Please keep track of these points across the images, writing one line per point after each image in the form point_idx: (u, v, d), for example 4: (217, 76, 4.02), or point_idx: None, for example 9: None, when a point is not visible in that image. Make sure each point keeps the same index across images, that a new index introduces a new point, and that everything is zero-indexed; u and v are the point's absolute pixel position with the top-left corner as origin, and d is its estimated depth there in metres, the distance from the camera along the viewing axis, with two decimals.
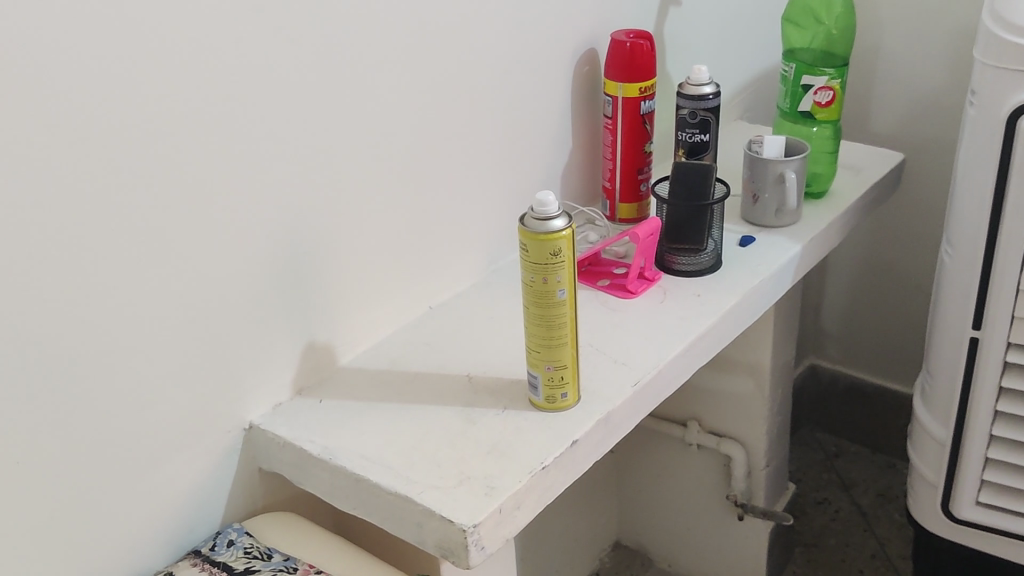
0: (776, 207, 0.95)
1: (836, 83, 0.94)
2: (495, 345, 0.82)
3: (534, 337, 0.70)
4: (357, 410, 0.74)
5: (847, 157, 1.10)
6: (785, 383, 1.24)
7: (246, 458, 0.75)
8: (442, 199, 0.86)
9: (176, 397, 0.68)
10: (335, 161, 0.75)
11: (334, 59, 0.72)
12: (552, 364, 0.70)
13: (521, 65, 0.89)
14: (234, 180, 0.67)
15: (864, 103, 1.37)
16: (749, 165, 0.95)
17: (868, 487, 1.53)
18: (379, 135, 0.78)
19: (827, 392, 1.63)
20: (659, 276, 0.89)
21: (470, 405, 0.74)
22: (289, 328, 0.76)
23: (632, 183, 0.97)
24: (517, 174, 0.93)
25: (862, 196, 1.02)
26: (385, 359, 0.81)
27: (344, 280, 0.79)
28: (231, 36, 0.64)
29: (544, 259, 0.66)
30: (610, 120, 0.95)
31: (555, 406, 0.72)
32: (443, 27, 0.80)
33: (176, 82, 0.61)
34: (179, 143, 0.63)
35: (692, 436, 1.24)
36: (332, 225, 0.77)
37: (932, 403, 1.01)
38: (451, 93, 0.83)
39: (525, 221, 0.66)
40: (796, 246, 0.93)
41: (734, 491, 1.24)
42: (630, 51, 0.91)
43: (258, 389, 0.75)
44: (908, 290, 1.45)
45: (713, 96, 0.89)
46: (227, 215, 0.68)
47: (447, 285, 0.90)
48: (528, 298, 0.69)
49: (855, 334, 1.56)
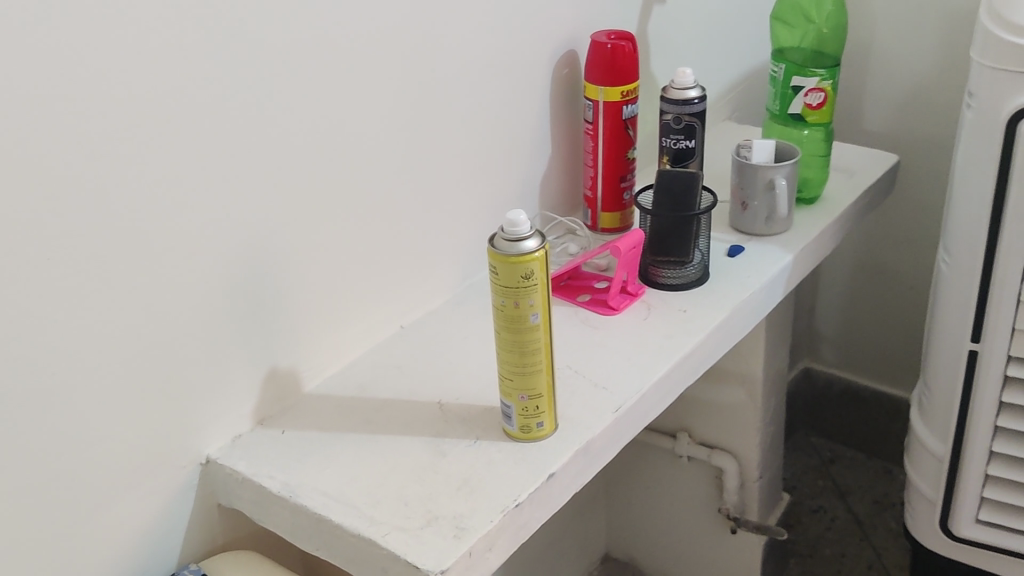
0: (766, 215, 0.91)
1: (827, 85, 0.90)
2: (469, 368, 0.78)
3: (506, 364, 0.65)
4: (320, 442, 0.70)
5: (839, 159, 1.06)
6: (778, 393, 1.20)
7: (204, 493, 0.71)
8: (414, 212, 0.81)
9: (125, 433, 0.64)
10: (295, 177, 0.70)
11: (291, 67, 0.67)
12: (526, 393, 0.66)
13: (496, 69, 0.85)
14: (184, 200, 0.63)
15: (857, 100, 1.32)
16: (738, 171, 0.91)
17: (864, 494, 1.49)
18: (343, 147, 0.73)
19: (822, 396, 1.59)
20: (642, 291, 0.85)
21: (440, 435, 0.70)
22: (248, 355, 0.71)
23: (615, 191, 0.93)
24: (493, 184, 0.89)
25: (854, 201, 0.98)
26: (352, 383, 0.77)
27: (307, 301, 0.74)
28: (176, 48, 0.59)
29: (515, 283, 0.62)
30: (591, 125, 0.90)
31: (531, 436, 0.68)
32: (410, 31, 0.75)
33: (117, 97, 0.57)
34: (122, 163, 0.58)
35: (682, 448, 1.20)
36: (292, 245, 0.72)
37: (929, 417, 0.97)
38: (420, 101, 0.79)
39: (494, 242, 0.62)
40: (787, 255, 0.89)
41: (726, 505, 1.20)
42: (612, 52, 0.86)
43: (216, 421, 0.70)
44: (904, 291, 1.41)
45: (698, 100, 0.85)
46: (177, 239, 0.63)
47: (420, 303, 0.85)
48: (499, 323, 0.64)
49: (849, 336, 1.52)
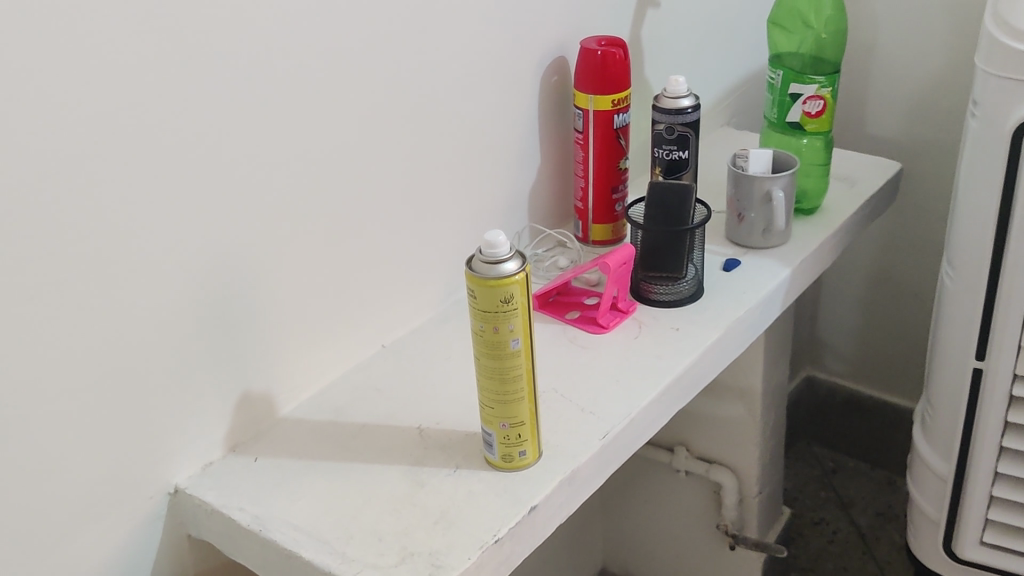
0: (763, 227, 0.88)
1: (826, 92, 0.86)
2: (452, 391, 0.75)
3: (486, 391, 0.62)
4: (294, 470, 0.67)
5: (840, 167, 1.02)
6: (778, 406, 1.17)
7: (174, 524, 0.68)
8: (397, 227, 0.78)
9: (86, 464, 0.61)
10: (269, 193, 0.67)
11: (264, 80, 0.64)
12: (507, 421, 0.63)
13: (483, 78, 0.81)
14: (149, 221, 0.60)
15: (859, 104, 1.29)
16: (734, 182, 0.88)
17: (867, 506, 1.46)
18: (321, 161, 0.70)
19: (825, 405, 1.55)
20: (633, 308, 0.82)
21: (419, 463, 0.67)
22: (219, 379, 0.68)
23: (606, 202, 0.90)
24: (479, 196, 0.86)
25: (855, 211, 0.94)
26: (329, 407, 0.74)
27: (282, 322, 0.71)
28: (138, 61, 0.56)
29: (494, 307, 0.58)
30: (581, 135, 0.87)
31: (513, 466, 0.64)
32: (392, 40, 0.72)
33: (73, 115, 0.54)
34: (79, 183, 0.55)
35: (680, 462, 1.17)
36: (266, 265, 0.69)
37: (932, 435, 0.94)
38: (403, 112, 0.75)
39: (472, 264, 0.59)
40: (784, 269, 0.86)
41: (725, 521, 1.17)
42: (602, 60, 0.83)
43: (185, 449, 0.67)
44: (908, 300, 1.38)
45: (692, 109, 0.81)
46: (140, 261, 0.60)
47: (403, 321, 0.82)
48: (478, 348, 0.61)
49: (852, 345, 1.48)
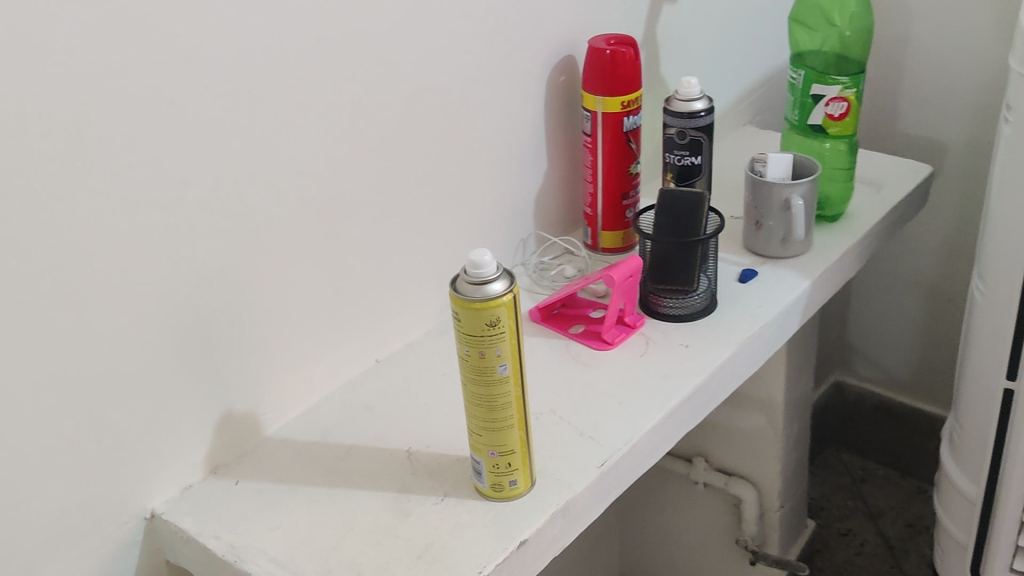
0: (782, 236, 0.83)
1: (850, 93, 0.81)
2: (446, 410, 0.71)
3: (474, 418, 0.59)
4: (276, 496, 0.64)
5: (866, 170, 0.97)
6: (802, 418, 1.12)
7: (150, 549, 0.65)
8: (394, 238, 0.75)
9: (56, 490, 0.58)
10: (256, 205, 0.64)
11: (250, 86, 0.60)
12: (496, 450, 0.59)
13: (487, 80, 0.77)
14: (122, 238, 0.57)
15: (892, 101, 1.23)
16: (751, 189, 0.83)
17: (896, 516, 1.41)
18: (311, 171, 0.67)
19: (854, 412, 1.50)
20: (641, 322, 0.77)
21: (405, 490, 0.63)
22: (201, 399, 0.65)
23: (616, 209, 0.86)
24: (481, 203, 0.82)
25: (882, 218, 0.89)
26: (317, 427, 0.71)
27: (269, 338, 0.68)
28: (106, 69, 0.52)
29: (479, 331, 0.54)
30: (589, 138, 0.83)
31: (503, 496, 0.61)
32: (390, 41, 0.68)
33: (34, 128, 0.50)
34: (43, 200, 0.52)
35: (698, 474, 1.12)
36: (250, 280, 0.66)
37: (961, 456, 0.89)
38: (401, 117, 0.72)
39: (458, 285, 0.55)
40: (804, 281, 0.81)
41: (745, 536, 1.13)
42: (611, 59, 0.79)
43: (163, 472, 0.64)
44: (943, 305, 1.32)
45: (705, 112, 0.77)
46: (114, 279, 0.57)
47: (399, 334, 0.79)
48: (465, 373, 0.57)
49: (883, 350, 1.43)
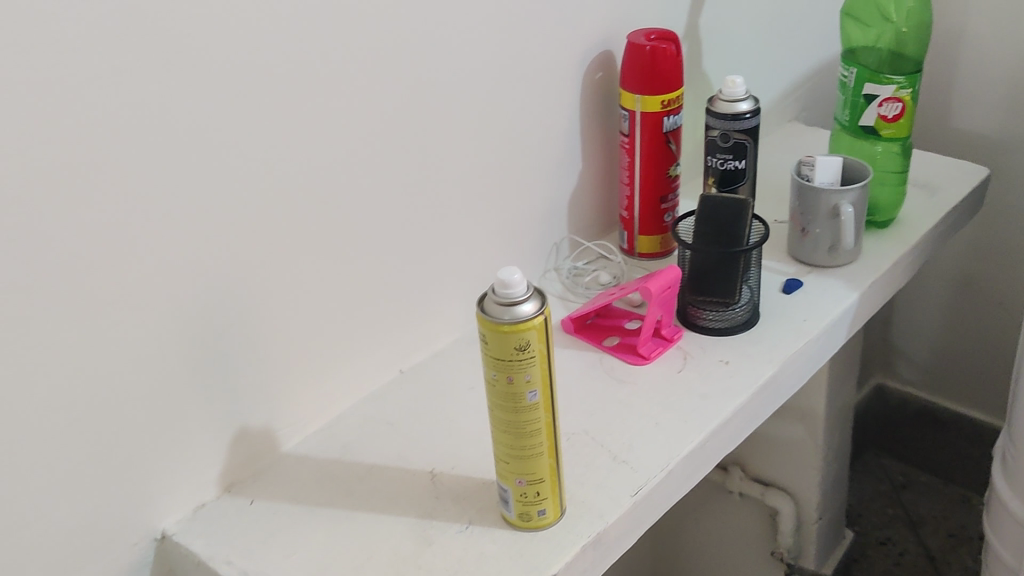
0: (829, 244, 0.78)
1: (905, 94, 0.76)
2: (472, 428, 0.68)
3: (501, 445, 0.55)
4: (291, 519, 0.61)
5: (918, 172, 0.92)
6: (843, 427, 1.08)
7: (161, 570, 0.63)
8: (420, 244, 0.71)
9: (61, 513, 0.56)
10: (274, 213, 0.60)
11: (266, 87, 0.57)
12: (524, 478, 0.55)
13: (519, 78, 0.74)
14: (131, 250, 0.53)
15: (943, 96, 1.18)
16: (797, 194, 0.78)
17: (938, 525, 1.36)
18: (333, 175, 0.63)
19: (895, 416, 1.46)
20: (678, 335, 0.73)
21: (428, 516, 0.60)
22: (215, 416, 0.62)
23: (653, 212, 0.82)
24: (512, 206, 0.78)
25: (935, 224, 0.85)
26: (337, 444, 0.68)
27: (286, 350, 0.65)
28: (113, 72, 0.49)
29: (508, 355, 0.51)
30: (626, 138, 0.79)
31: (531, 525, 0.57)
32: (418, 37, 0.64)
33: (32, 135, 0.47)
34: (43, 210, 0.49)
35: (734, 483, 1.08)
36: (268, 291, 0.62)
37: (1014, 478, 0.84)
38: (428, 118, 0.68)
39: (486, 304, 0.51)
40: (852, 293, 0.77)
41: (781, 548, 1.10)
42: (650, 56, 0.74)
43: (174, 492, 0.61)
44: (992, 308, 1.26)
45: (750, 114, 0.72)
46: (120, 294, 0.54)
47: (424, 343, 0.76)
48: (492, 399, 0.54)
49: (927, 353, 1.38)
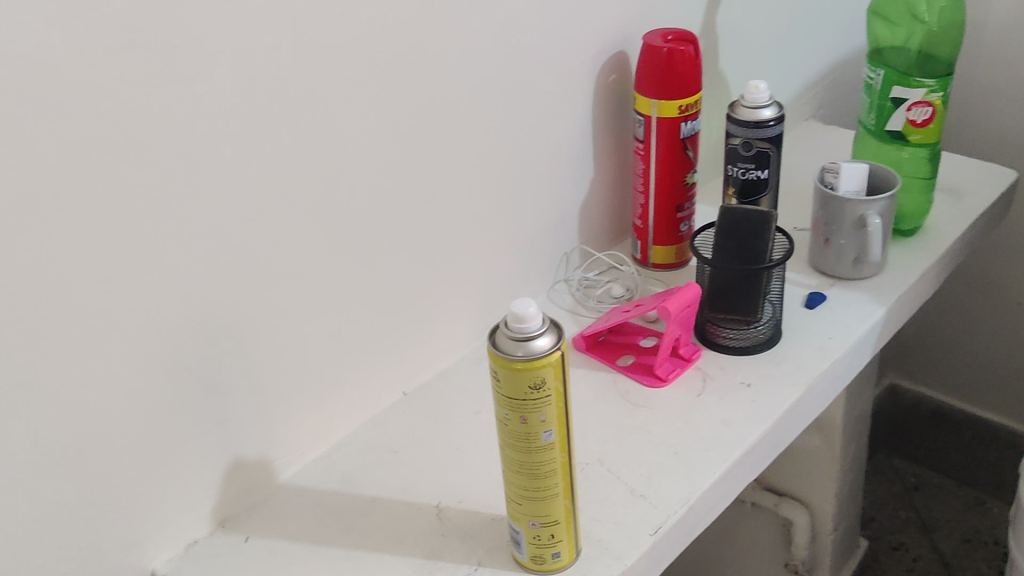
0: (854, 255, 0.74)
1: (936, 97, 0.72)
2: (479, 455, 0.64)
3: (513, 486, 0.51)
4: (287, 560, 0.57)
5: (943, 175, 0.88)
6: (860, 435, 1.04)
7: None
8: (424, 259, 0.67)
9: (39, 555, 0.52)
10: (269, 232, 0.56)
11: (261, 98, 0.53)
12: (538, 520, 0.52)
13: (529, 82, 0.69)
14: (117, 278, 0.50)
15: (964, 94, 1.14)
16: (821, 203, 0.74)
17: (951, 530, 1.32)
18: (332, 189, 0.59)
19: (909, 416, 1.43)
20: (697, 355, 0.70)
21: (433, 556, 0.56)
22: (205, 448, 0.58)
23: (669, 222, 0.78)
24: (521, 216, 0.74)
25: (963, 232, 0.81)
26: (338, 474, 0.64)
27: (283, 376, 0.61)
28: (89, 85, 0.45)
29: (521, 394, 0.47)
30: (641, 145, 0.75)
31: (545, 568, 0.54)
32: (423, 40, 0.60)
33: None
34: (13, 236, 0.45)
35: (746, 493, 1.05)
36: (261, 314, 0.58)
37: None
38: (432, 127, 0.64)
39: (498, 338, 0.48)
40: (878, 307, 0.73)
41: (795, 560, 1.07)
42: (668, 58, 0.70)
43: (162, 530, 0.58)
44: (1010, 309, 1.23)
45: (774, 121, 0.68)
46: (101, 325, 0.50)
47: (427, 362, 0.72)
48: (504, 438, 0.50)
49: (942, 354, 1.35)
